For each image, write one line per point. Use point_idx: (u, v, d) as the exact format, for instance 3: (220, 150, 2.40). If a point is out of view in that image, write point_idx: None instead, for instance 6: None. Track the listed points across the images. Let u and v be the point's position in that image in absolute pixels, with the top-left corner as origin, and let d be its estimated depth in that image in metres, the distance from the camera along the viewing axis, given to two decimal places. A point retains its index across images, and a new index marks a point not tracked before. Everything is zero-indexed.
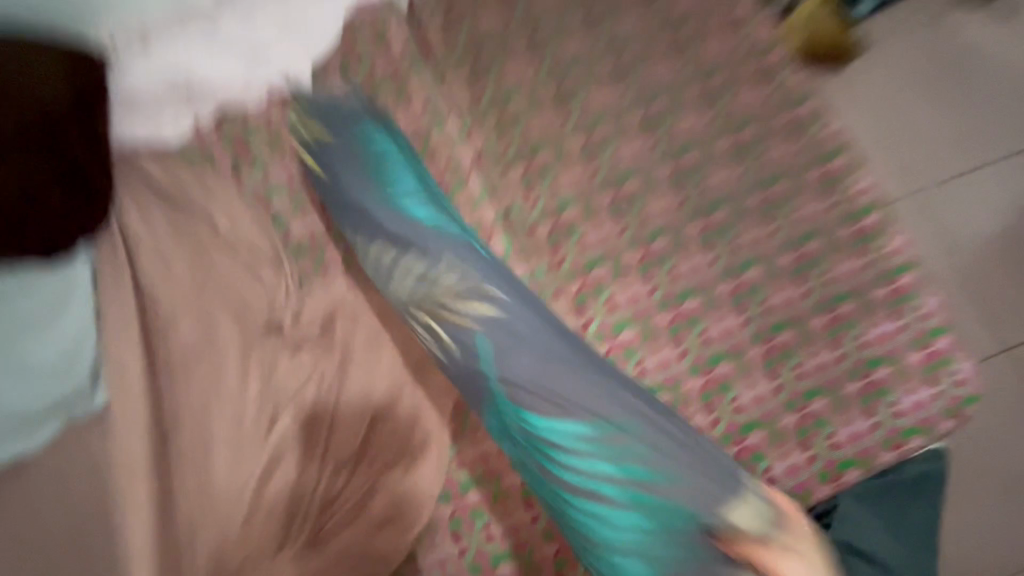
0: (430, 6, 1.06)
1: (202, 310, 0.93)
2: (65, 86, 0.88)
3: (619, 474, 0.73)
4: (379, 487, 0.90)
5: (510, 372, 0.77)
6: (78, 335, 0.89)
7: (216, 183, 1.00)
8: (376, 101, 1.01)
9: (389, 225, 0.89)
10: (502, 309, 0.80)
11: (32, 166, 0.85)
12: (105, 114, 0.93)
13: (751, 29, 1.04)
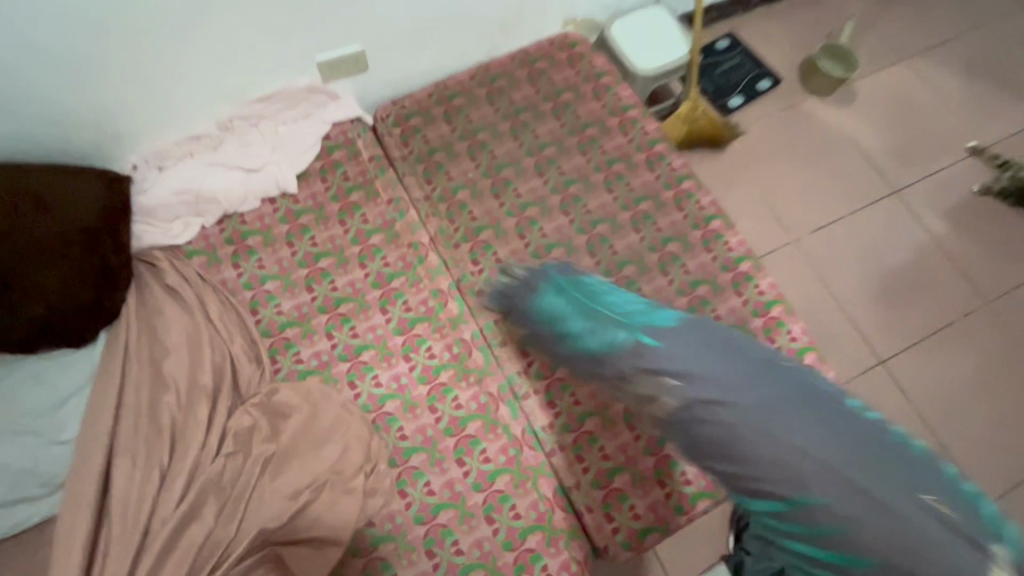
0: (393, 122, 1.34)
1: (180, 375, 1.04)
2: (87, 213, 1.08)
3: (827, 549, 0.70)
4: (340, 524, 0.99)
5: (707, 443, 0.75)
6: (70, 422, 1.01)
7: (201, 270, 1.17)
8: (349, 198, 1.26)
9: (555, 347, 0.94)
10: (680, 394, 0.76)
11: (56, 276, 1.04)
12: (118, 226, 1.11)
13: (640, 125, 1.35)
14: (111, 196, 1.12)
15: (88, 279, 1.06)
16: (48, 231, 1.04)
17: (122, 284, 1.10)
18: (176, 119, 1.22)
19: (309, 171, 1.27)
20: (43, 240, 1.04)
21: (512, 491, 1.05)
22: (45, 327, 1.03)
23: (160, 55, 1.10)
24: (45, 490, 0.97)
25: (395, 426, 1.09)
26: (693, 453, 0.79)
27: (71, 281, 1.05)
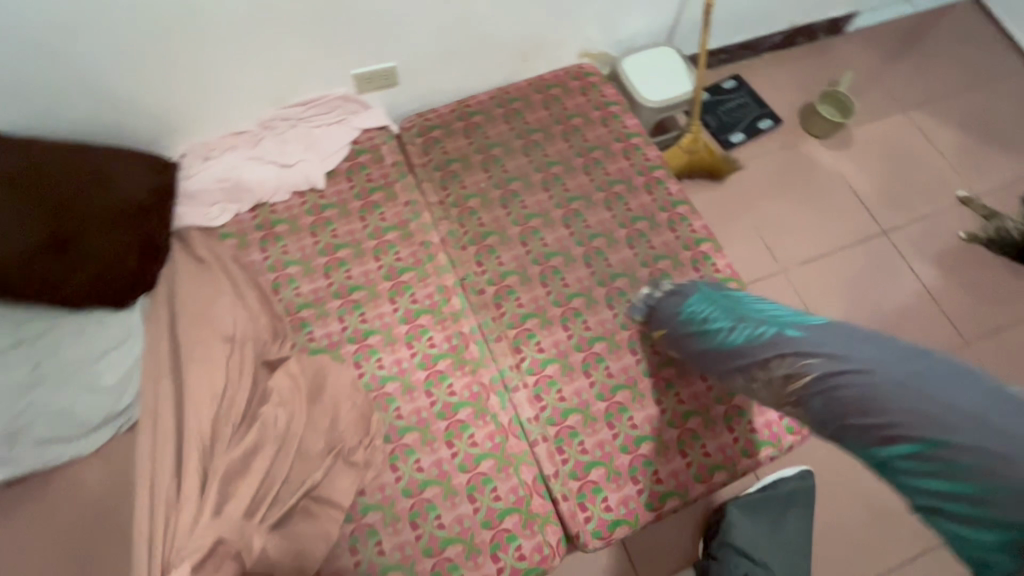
0: (416, 133, 1.47)
1: (203, 342, 1.17)
2: (143, 192, 1.22)
3: (965, 486, 0.74)
4: (333, 495, 1.08)
5: (844, 405, 0.84)
6: (111, 375, 1.12)
7: (232, 251, 1.30)
8: (371, 197, 1.38)
9: (695, 344, 1.08)
10: (820, 367, 0.88)
11: (106, 244, 1.16)
12: (167, 207, 1.26)
13: (641, 152, 1.47)
14: (167, 181, 1.27)
15: (134, 250, 1.19)
16: (104, 205, 1.18)
17: (161, 257, 1.23)
18: (223, 116, 1.36)
19: (337, 170, 1.40)
20: (100, 213, 1.17)
21: (495, 475, 1.13)
22: (89, 290, 1.15)
23: (217, 60, 1.25)
24: (78, 432, 1.08)
25: (393, 405, 1.18)
26: (829, 420, 0.87)
27: (118, 250, 1.17)
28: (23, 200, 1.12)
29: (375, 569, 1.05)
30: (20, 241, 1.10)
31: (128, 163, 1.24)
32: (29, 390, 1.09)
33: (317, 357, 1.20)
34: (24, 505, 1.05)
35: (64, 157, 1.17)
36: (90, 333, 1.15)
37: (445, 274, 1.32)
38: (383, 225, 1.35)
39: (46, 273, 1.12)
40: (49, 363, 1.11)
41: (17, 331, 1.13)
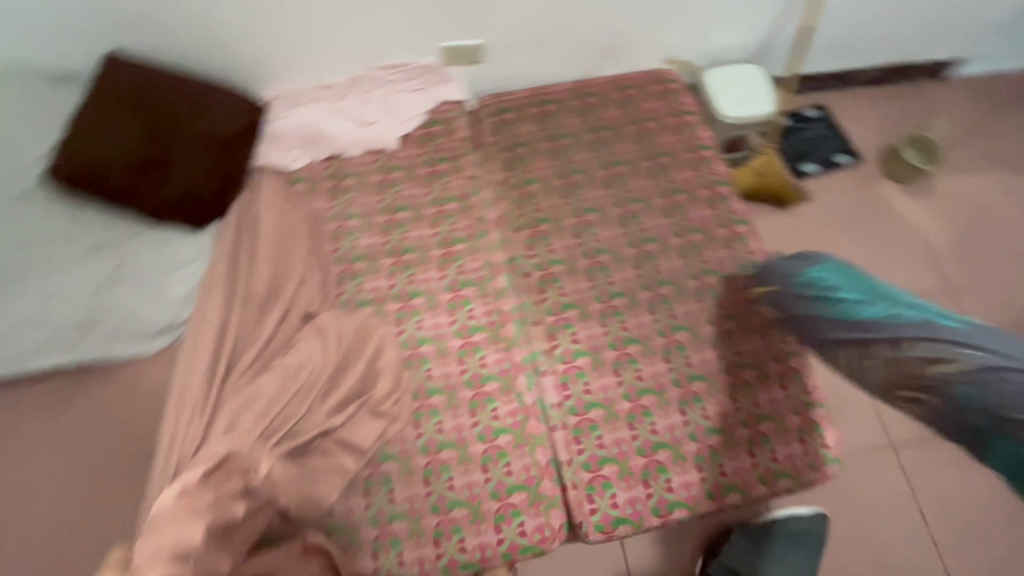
0: (490, 111, 1.50)
1: (261, 276, 1.25)
2: (232, 128, 1.31)
3: None
4: (355, 438, 1.13)
5: (1007, 398, 0.80)
6: (178, 290, 1.22)
7: (301, 196, 1.37)
8: (437, 166, 1.42)
9: (818, 314, 0.97)
10: (983, 359, 0.83)
11: (192, 169, 1.25)
12: (250, 145, 1.34)
13: (708, 166, 1.46)
14: (254, 120, 1.35)
15: (215, 180, 1.28)
16: (196, 133, 1.26)
17: (237, 190, 1.31)
18: (314, 68, 1.43)
19: (410, 136, 1.45)
20: (191, 140, 1.26)
21: (510, 450, 1.16)
22: (170, 209, 1.24)
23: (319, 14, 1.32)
24: (143, 336, 1.18)
25: (425, 366, 1.23)
26: (981, 412, 0.82)
27: (201, 177, 1.26)
28: (128, 119, 1.22)
29: (382, 515, 1.10)
30: (118, 154, 1.20)
31: (223, 98, 1.32)
32: (107, 288, 1.18)
33: (363, 309, 1.27)
34: (86, 392, 1.16)
35: (170, 84, 1.27)
36: (163, 249, 1.24)
37: (496, 251, 1.34)
38: (444, 195, 1.40)
39: (135, 187, 1.22)
40: (124, 269, 1.21)
41: (101, 232, 1.21)
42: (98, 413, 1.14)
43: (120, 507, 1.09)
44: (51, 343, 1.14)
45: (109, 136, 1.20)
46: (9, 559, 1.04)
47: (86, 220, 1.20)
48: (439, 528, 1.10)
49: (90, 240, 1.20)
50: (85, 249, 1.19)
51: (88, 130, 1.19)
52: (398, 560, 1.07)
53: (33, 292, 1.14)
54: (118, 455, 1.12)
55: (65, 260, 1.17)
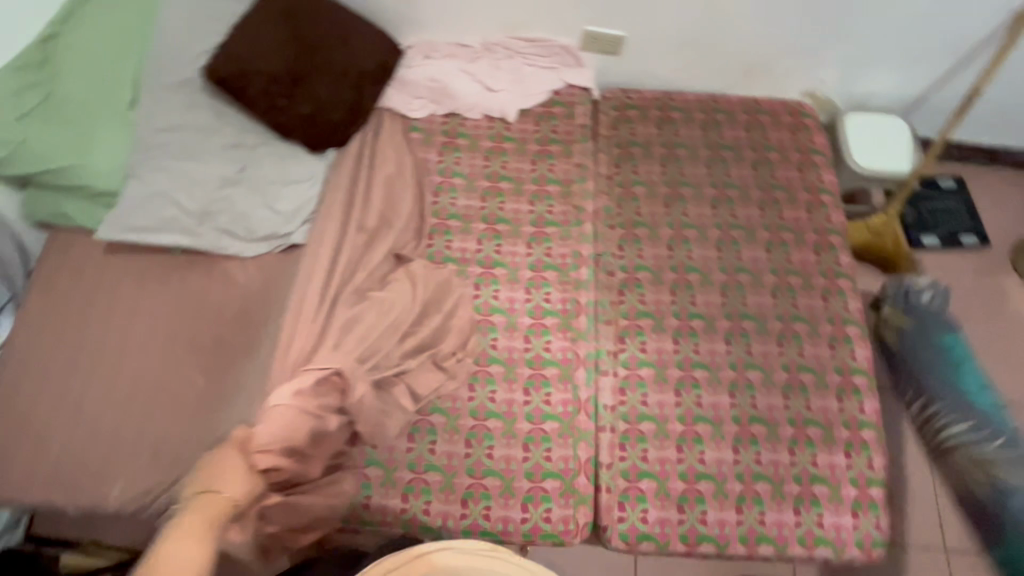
0: (613, 104, 1.48)
1: (363, 211, 1.31)
2: (368, 64, 1.36)
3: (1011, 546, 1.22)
4: (411, 384, 1.17)
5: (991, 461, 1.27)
6: (287, 205, 1.29)
7: (414, 145, 1.41)
8: (548, 146, 1.43)
9: (935, 367, 1.37)
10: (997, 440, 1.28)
11: (324, 94, 1.32)
12: (380, 85, 1.39)
13: (824, 211, 1.38)
14: (388, 61, 1.39)
15: (340, 111, 1.33)
16: (336, 64, 1.32)
17: (355, 125, 1.37)
18: (454, 24, 1.46)
19: (530, 111, 1.46)
20: (329, 69, 1.32)
21: (553, 437, 1.16)
22: (294, 128, 1.31)
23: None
24: (247, 236, 1.27)
25: (491, 335, 1.25)
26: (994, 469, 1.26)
27: (329, 106, 1.32)
28: (280, 34, 1.28)
29: (420, 462, 1.14)
30: (264, 64, 1.26)
31: (366, 35, 1.37)
32: (229, 185, 1.27)
33: (446, 265, 1.30)
34: (186, 273, 1.25)
35: (323, 13, 1.33)
36: (284, 163, 1.31)
37: (585, 242, 1.34)
38: (548, 175, 1.40)
39: (270, 99, 1.28)
40: (247, 172, 1.29)
41: (236, 133, 1.29)
42: (193, 295, 1.23)
43: (191, 386, 1.17)
44: (170, 222, 1.23)
45: (260, 46, 1.26)
46: (87, 404, 1.14)
47: (226, 119, 1.28)
48: (468, 490, 1.12)
49: (225, 137, 1.28)
50: (220, 146, 1.27)
51: (243, 35, 1.26)
52: (424, 508, 1.11)
53: (166, 172, 1.23)
54: (202, 340, 1.20)
55: (200, 150, 1.26)
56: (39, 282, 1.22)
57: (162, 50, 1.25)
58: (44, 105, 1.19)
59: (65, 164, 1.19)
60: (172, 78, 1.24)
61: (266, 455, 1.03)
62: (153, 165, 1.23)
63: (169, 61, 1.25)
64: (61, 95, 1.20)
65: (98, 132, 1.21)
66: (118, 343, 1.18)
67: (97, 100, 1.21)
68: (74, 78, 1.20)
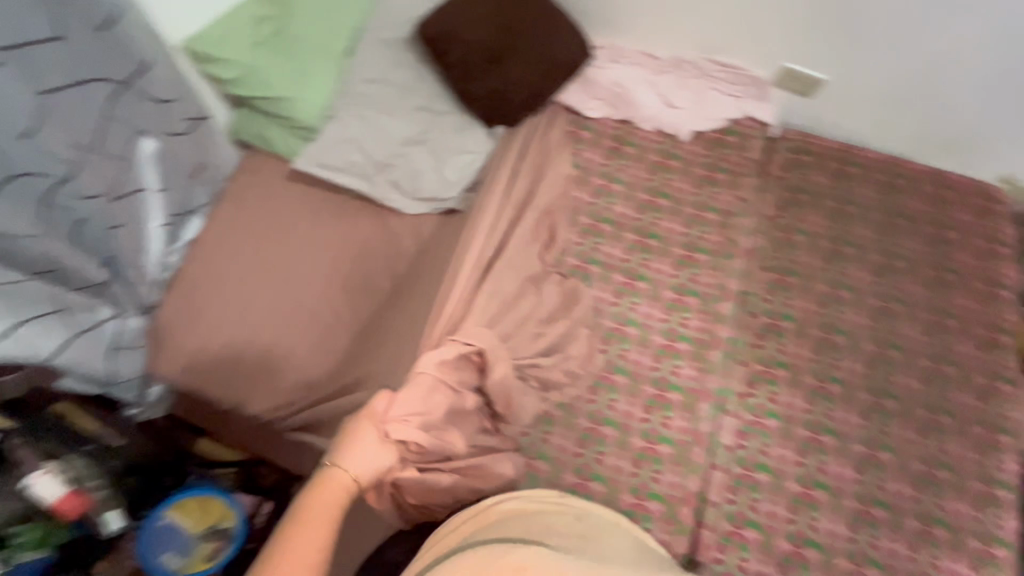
0: (790, 147, 1.44)
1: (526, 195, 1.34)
2: (556, 52, 1.39)
3: None
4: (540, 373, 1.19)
5: None
6: (454, 173, 1.35)
7: (584, 143, 1.43)
8: (715, 173, 1.41)
9: None
10: None
11: (511, 72, 1.35)
12: (561, 71, 1.40)
13: (998, 307, 1.29)
14: (575, 51, 1.40)
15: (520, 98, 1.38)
16: (531, 53, 1.37)
17: (528, 114, 1.40)
18: (650, 33, 1.44)
19: (704, 134, 1.44)
20: (523, 56, 1.36)
21: (666, 461, 1.16)
22: (477, 104, 1.36)
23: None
24: (412, 194, 1.34)
25: (622, 345, 1.25)
26: None
27: (513, 90, 1.36)
28: (489, 16, 1.35)
29: (531, 448, 1.17)
30: (468, 38, 1.33)
31: (559, 23, 1.39)
32: (411, 143, 1.34)
33: (591, 267, 1.32)
34: (355, 219, 1.33)
35: (533, 2, 1.38)
36: (460, 135, 1.36)
37: (733, 278, 1.32)
38: (710, 203, 1.38)
39: (462, 71, 1.34)
40: (426, 135, 1.35)
41: (427, 96, 1.36)
42: (359, 242, 1.31)
43: (340, 323, 1.25)
44: (353, 167, 1.32)
45: (469, 23, 1.33)
46: (249, 313, 1.23)
47: (422, 83, 1.36)
48: (572, 489, 1.14)
49: (418, 99, 1.35)
50: (412, 106, 1.34)
51: (458, 9, 1.33)
52: None
53: (361, 121, 1.32)
54: (358, 284, 1.28)
55: (395, 107, 1.33)
56: (230, 195, 1.34)
57: (385, 11, 1.35)
58: (276, 36, 1.27)
59: (278, 93, 1.28)
60: (387, 37, 1.35)
61: (402, 425, 0.98)
62: (351, 112, 1.32)
63: (388, 21, 1.35)
64: (293, 28, 1.27)
65: (314, 71, 1.29)
66: (286, 267, 1.28)
67: (322, 41, 1.29)
68: (308, 15, 1.28)
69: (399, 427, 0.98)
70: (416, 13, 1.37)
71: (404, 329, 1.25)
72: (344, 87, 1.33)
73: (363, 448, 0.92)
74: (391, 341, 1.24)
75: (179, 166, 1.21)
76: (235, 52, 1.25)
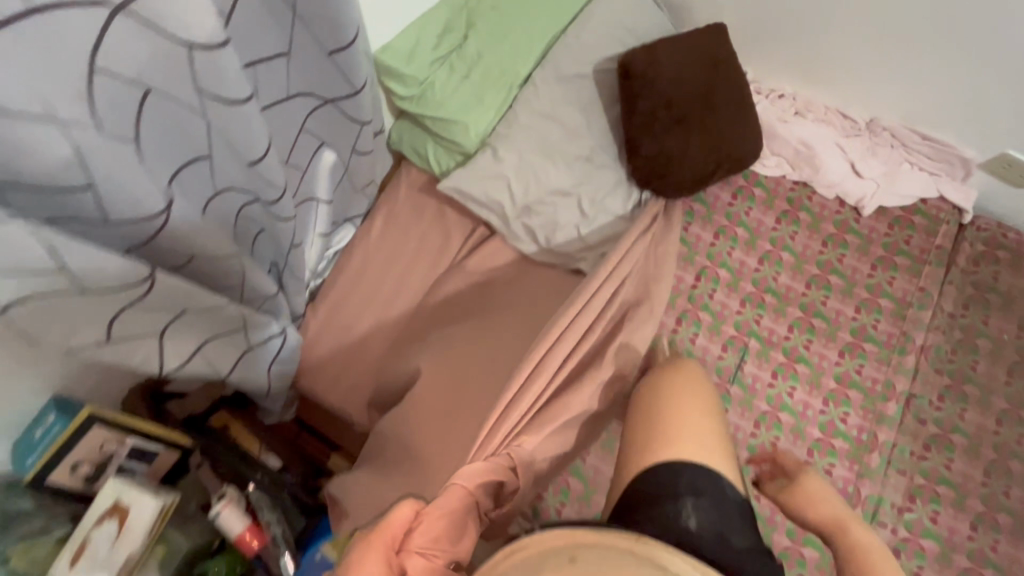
0: (982, 239, 1.31)
1: (685, 255, 1.29)
2: (733, 115, 1.21)
3: None
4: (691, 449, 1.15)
5: None
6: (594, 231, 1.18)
7: (755, 201, 1.32)
8: (895, 256, 1.29)
9: None
10: None
11: (689, 143, 1.18)
12: (737, 140, 1.22)
13: None
14: (749, 116, 1.23)
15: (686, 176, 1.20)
16: (716, 124, 1.19)
17: (689, 191, 1.21)
18: (855, 87, 1.32)
19: (887, 210, 1.32)
20: (707, 133, 1.19)
21: (811, 566, 1.10)
22: (648, 157, 1.16)
23: (935, 41, 1.19)
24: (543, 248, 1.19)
25: (775, 432, 1.17)
26: None
27: (688, 161, 1.18)
28: (699, 70, 1.18)
29: None
30: (670, 88, 1.16)
31: (733, 86, 1.22)
32: (561, 197, 1.17)
33: (749, 341, 1.24)
34: (491, 255, 1.23)
35: (738, 79, 1.23)
36: (608, 187, 1.19)
37: (903, 377, 1.21)
38: (886, 289, 1.27)
39: (651, 114, 1.15)
40: (576, 184, 1.17)
41: (596, 144, 1.19)
42: (484, 275, 1.21)
43: (430, 338, 1.13)
44: (494, 204, 1.18)
45: (671, 71, 1.16)
46: (363, 323, 1.21)
47: (591, 130, 1.18)
48: None
49: (583, 148, 1.17)
50: (576, 152, 1.17)
51: (669, 51, 1.17)
52: None
53: (515, 153, 1.17)
54: (465, 309, 1.18)
55: (557, 150, 1.17)
56: (385, 205, 1.28)
57: (579, 40, 1.18)
58: (456, 52, 1.21)
59: (438, 96, 1.18)
60: (570, 71, 1.17)
61: (425, 564, 0.70)
62: (509, 141, 1.17)
63: (578, 56, 1.18)
64: (477, 36, 1.19)
65: (480, 90, 1.19)
66: (407, 289, 1.23)
67: (499, 61, 1.19)
68: (494, 28, 1.19)
69: (420, 560, 0.70)
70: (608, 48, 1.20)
71: (473, 369, 1.04)
72: (503, 117, 1.20)
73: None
74: (468, 388, 1.01)
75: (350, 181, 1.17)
76: (409, 34, 1.15)
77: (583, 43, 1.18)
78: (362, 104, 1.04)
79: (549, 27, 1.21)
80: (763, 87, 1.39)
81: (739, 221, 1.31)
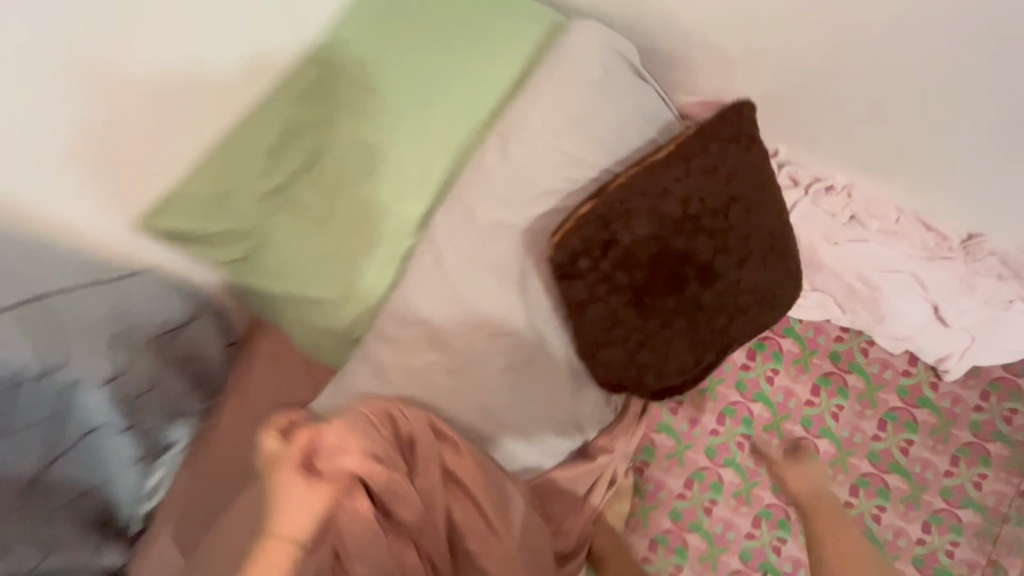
0: None
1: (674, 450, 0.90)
2: (756, 274, 0.75)
3: None
4: None
5: None
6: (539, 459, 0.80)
7: (781, 360, 0.91)
8: (988, 443, 0.87)
9: None
10: None
11: (682, 333, 0.74)
12: (758, 310, 0.78)
13: None
14: (779, 269, 0.77)
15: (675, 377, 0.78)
16: (728, 294, 0.74)
17: (676, 390, 0.80)
18: (947, 186, 0.84)
19: (980, 372, 0.89)
20: (712, 310, 0.74)
21: None
22: (614, 360, 0.74)
23: None
24: None
25: None
26: None
27: (679, 358, 0.76)
28: (694, 218, 0.69)
29: None
30: (641, 259, 0.68)
31: (763, 223, 0.74)
32: (489, 430, 0.74)
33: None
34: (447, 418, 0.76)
35: (765, 206, 0.74)
36: (557, 395, 0.77)
37: None
38: (974, 495, 0.86)
39: (607, 304, 0.69)
40: (512, 398, 0.74)
41: (540, 337, 0.74)
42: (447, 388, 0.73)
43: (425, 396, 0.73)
44: None
45: (661, 214, 0.68)
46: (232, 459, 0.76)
47: (529, 319, 0.73)
48: None
49: (521, 343, 0.73)
50: (508, 353, 0.73)
51: (638, 192, 0.68)
52: None
53: (406, 366, 0.72)
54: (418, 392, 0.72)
55: (476, 352, 0.72)
56: None
57: (494, 173, 0.71)
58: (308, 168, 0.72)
59: (274, 270, 0.75)
60: (481, 226, 0.71)
61: (337, 465, 0.53)
62: (396, 344, 0.72)
63: (488, 199, 0.71)
64: (330, 164, 0.74)
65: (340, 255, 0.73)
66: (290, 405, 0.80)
67: (369, 204, 0.73)
68: (355, 150, 0.73)
69: (339, 463, 0.54)
70: (553, 169, 0.71)
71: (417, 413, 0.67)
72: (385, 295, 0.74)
73: (296, 508, 0.49)
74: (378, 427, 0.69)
75: (162, 388, 0.75)
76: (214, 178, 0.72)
77: (501, 176, 0.71)
78: (80, 375, 0.64)
79: (450, 135, 0.75)
80: (803, 176, 0.91)
81: (756, 395, 0.90)
